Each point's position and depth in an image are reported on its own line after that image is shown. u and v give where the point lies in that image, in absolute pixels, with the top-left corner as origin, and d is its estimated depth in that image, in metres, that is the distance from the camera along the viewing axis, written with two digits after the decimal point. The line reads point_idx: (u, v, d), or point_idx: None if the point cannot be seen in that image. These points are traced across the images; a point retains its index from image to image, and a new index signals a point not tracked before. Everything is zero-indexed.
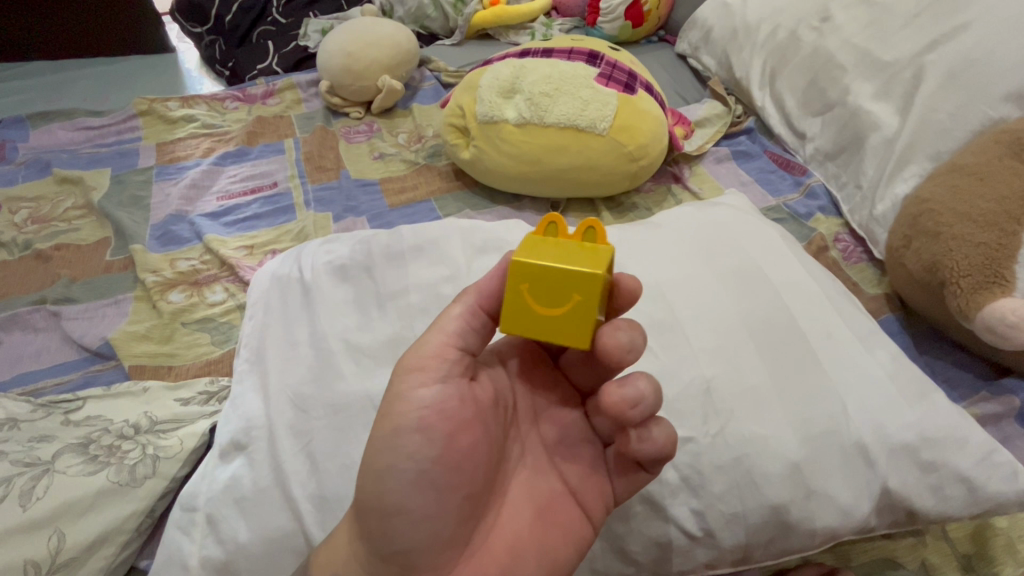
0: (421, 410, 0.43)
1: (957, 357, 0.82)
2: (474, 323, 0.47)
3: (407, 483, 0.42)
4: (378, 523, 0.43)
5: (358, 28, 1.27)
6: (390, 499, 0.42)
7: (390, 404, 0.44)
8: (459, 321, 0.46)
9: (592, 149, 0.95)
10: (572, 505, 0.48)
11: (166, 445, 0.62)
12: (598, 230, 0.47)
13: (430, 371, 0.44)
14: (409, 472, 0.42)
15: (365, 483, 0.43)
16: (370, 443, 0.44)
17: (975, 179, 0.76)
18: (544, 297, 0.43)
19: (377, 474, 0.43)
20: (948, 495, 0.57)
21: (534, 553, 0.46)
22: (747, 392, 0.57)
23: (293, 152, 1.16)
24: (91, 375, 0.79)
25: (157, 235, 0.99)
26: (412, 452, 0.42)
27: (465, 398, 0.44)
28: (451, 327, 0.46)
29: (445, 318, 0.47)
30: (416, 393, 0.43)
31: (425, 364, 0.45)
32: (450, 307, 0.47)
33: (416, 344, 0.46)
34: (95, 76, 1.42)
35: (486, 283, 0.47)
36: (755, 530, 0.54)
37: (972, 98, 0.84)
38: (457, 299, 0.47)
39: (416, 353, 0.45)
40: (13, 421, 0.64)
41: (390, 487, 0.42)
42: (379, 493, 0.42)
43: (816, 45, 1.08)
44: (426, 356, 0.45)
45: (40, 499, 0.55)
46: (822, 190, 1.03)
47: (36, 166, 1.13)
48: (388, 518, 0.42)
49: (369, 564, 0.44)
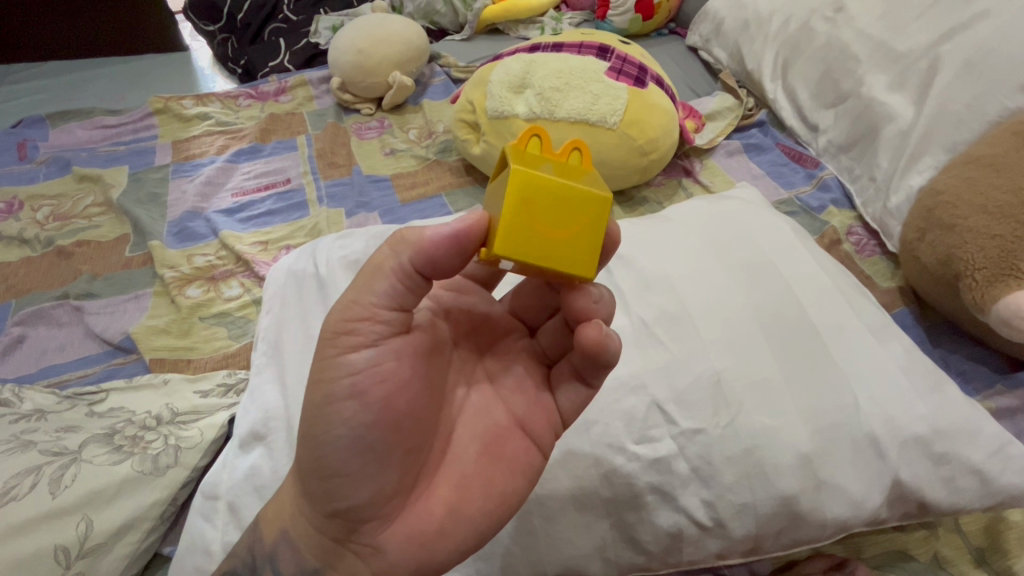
0: (353, 375, 0.40)
1: (972, 350, 0.81)
2: (408, 284, 0.41)
3: (345, 448, 0.41)
4: (321, 485, 0.42)
5: (368, 24, 1.27)
6: (328, 463, 0.41)
7: (319, 370, 0.41)
8: (390, 280, 0.41)
9: (603, 143, 0.96)
10: (521, 437, 0.47)
11: (187, 436, 0.64)
12: (584, 154, 0.44)
13: (359, 334, 0.40)
14: (343, 437, 0.41)
15: (303, 449, 0.42)
16: (302, 408, 0.42)
17: (991, 170, 0.75)
18: (550, 219, 0.37)
19: (314, 441, 0.41)
20: (961, 487, 0.57)
21: (482, 490, 0.45)
22: (759, 383, 0.57)
23: (306, 148, 1.18)
24: (113, 369, 0.81)
25: (174, 233, 1.01)
26: (343, 417, 0.40)
27: (400, 354, 0.42)
28: (381, 285, 0.41)
29: (374, 273, 0.41)
30: (346, 358, 0.40)
31: (354, 326, 0.40)
32: (381, 255, 0.41)
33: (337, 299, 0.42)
34: (111, 75, 1.44)
35: (430, 239, 0.39)
36: (766, 520, 0.54)
37: (989, 90, 0.83)
38: (387, 245, 0.41)
39: (340, 312, 0.41)
40: (40, 413, 0.67)
41: (326, 453, 0.41)
42: (315, 457, 0.41)
43: (829, 36, 1.07)
44: (347, 312, 0.41)
45: (69, 487, 0.57)
46: (834, 183, 1.03)
47: (57, 164, 1.15)
48: (330, 480, 0.42)
49: (320, 518, 0.44)
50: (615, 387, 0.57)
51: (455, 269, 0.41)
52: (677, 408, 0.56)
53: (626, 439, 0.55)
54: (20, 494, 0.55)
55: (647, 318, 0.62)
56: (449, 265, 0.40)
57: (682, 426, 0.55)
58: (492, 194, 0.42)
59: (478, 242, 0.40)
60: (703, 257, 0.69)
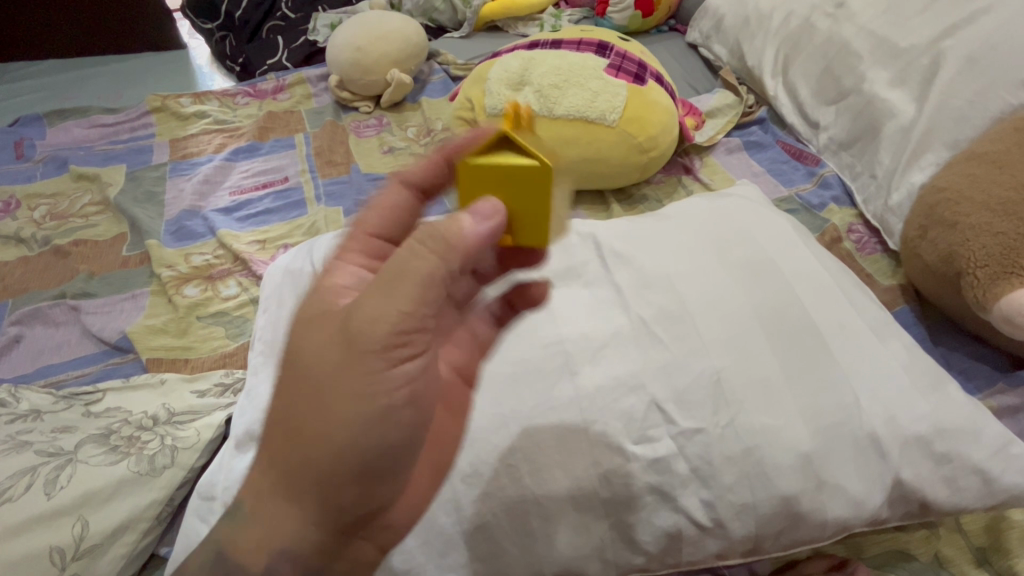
0: (408, 383, 0.42)
1: (973, 348, 0.81)
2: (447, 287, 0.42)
3: (393, 449, 0.43)
4: (358, 488, 0.43)
5: (366, 21, 1.27)
6: (374, 466, 0.43)
7: (370, 384, 0.41)
8: (437, 286, 0.41)
9: (601, 140, 0.95)
10: (464, 387, 0.54)
11: (184, 436, 0.64)
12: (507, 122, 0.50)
13: (413, 344, 0.41)
14: (394, 441, 0.43)
15: (346, 463, 0.42)
16: (338, 423, 0.41)
17: (994, 167, 0.74)
18: (557, 200, 0.46)
19: (362, 451, 0.42)
20: (963, 487, 0.56)
21: (446, 444, 0.52)
22: (759, 383, 0.57)
23: (304, 146, 1.17)
24: (110, 369, 0.80)
25: (172, 233, 1.00)
26: (401, 423, 0.43)
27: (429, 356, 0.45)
28: (426, 291, 0.40)
29: (421, 280, 0.40)
30: (399, 368, 0.41)
31: (407, 338, 0.41)
32: (428, 260, 0.40)
33: (370, 306, 0.40)
34: (108, 73, 1.44)
35: (473, 239, 0.41)
36: (766, 521, 0.54)
37: (991, 86, 0.83)
38: (429, 248, 0.40)
39: (393, 326, 0.40)
40: (36, 413, 0.66)
41: (376, 458, 0.43)
42: (362, 465, 0.42)
43: (830, 32, 1.06)
44: (402, 328, 0.40)
45: (64, 488, 0.56)
46: (835, 181, 1.02)
47: (54, 163, 1.15)
48: (368, 480, 0.44)
49: (333, 522, 0.44)
50: (613, 386, 0.57)
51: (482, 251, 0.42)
52: (675, 408, 0.56)
53: (625, 439, 0.54)
54: (15, 495, 0.55)
55: (645, 316, 0.62)
56: (480, 254, 0.42)
57: (681, 426, 0.55)
58: (493, 181, 0.42)
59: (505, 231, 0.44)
60: (702, 255, 0.68)
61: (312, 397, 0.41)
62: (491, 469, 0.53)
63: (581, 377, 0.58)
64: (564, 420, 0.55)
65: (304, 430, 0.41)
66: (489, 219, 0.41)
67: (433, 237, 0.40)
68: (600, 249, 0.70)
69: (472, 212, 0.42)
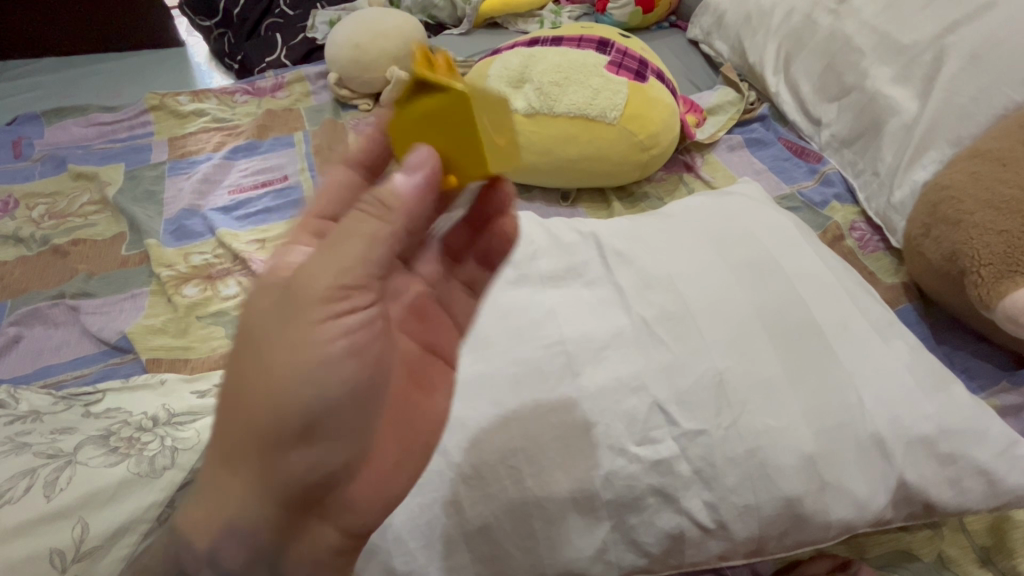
0: (346, 338, 0.43)
1: (977, 347, 0.80)
2: (380, 243, 0.43)
3: (337, 411, 0.44)
4: (301, 453, 0.44)
5: (366, 17, 1.26)
6: (316, 429, 0.43)
7: (303, 340, 0.42)
8: (373, 239, 0.43)
9: (602, 138, 0.95)
10: (438, 364, 0.55)
11: (184, 437, 0.64)
12: None
13: (349, 299, 0.43)
14: (334, 401, 0.43)
15: (281, 421, 0.42)
16: (273, 383, 0.42)
17: (998, 164, 0.74)
18: (495, 127, 0.47)
19: (301, 410, 0.42)
20: (967, 488, 0.56)
21: (413, 439, 0.51)
22: (761, 383, 0.57)
23: (303, 145, 1.17)
24: (110, 369, 0.80)
25: (170, 220, 1.02)
26: (344, 385, 0.43)
27: (377, 326, 0.46)
28: (355, 246, 0.43)
29: (353, 237, 0.43)
30: (337, 324, 0.43)
31: (341, 294, 0.42)
32: (368, 224, 0.43)
33: (313, 270, 0.42)
34: (106, 72, 1.43)
35: (401, 193, 0.43)
36: (768, 522, 0.53)
37: (996, 82, 0.82)
38: (367, 213, 0.44)
39: (330, 279, 0.42)
40: (36, 413, 0.66)
41: (319, 419, 0.43)
42: (304, 427, 0.43)
43: (833, 28, 1.05)
44: (338, 283, 0.42)
45: (64, 490, 0.56)
46: (837, 178, 1.02)
47: (52, 162, 1.14)
48: (313, 447, 0.44)
49: (274, 494, 0.44)
50: (616, 387, 0.56)
51: (425, 204, 0.45)
52: (678, 409, 0.55)
53: (627, 441, 0.54)
54: (14, 498, 0.54)
55: (647, 317, 0.62)
56: (420, 208, 0.45)
57: (683, 427, 0.54)
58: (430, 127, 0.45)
59: (445, 169, 0.46)
60: (702, 254, 0.68)
61: (257, 358, 0.43)
62: (492, 470, 0.53)
63: (582, 378, 0.57)
64: (567, 421, 0.55)
65: (251, 397, 0.42)
66: (420, 168, 0.44)
67: (375, 205, 0.44)
68: (601, 248, 0.70)
69: (403, 166, 0.45)
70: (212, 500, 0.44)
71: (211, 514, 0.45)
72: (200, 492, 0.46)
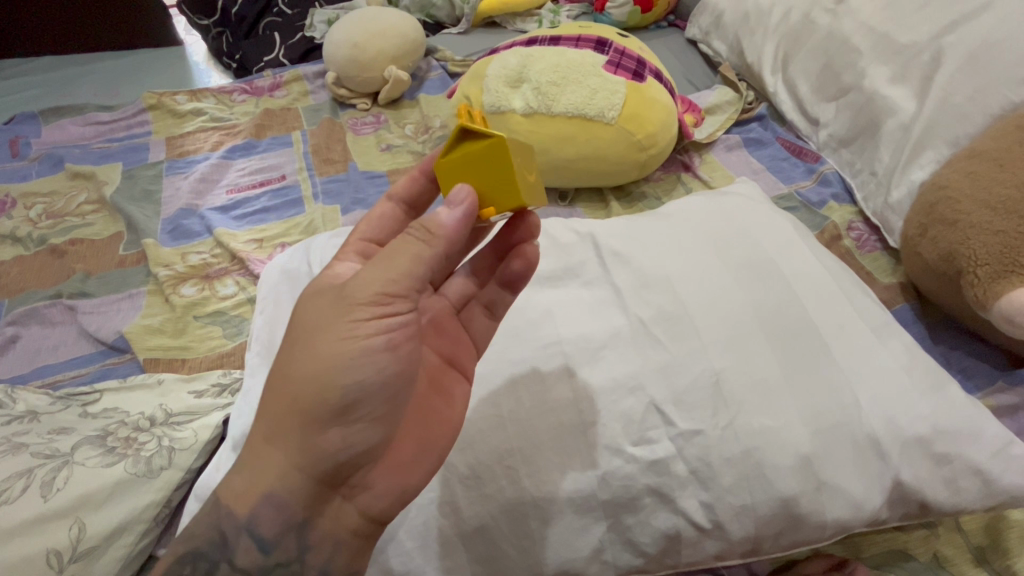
0: (386, 335, 0.46)
1: (974, 347, 0.80)
2: (425, 260, 0.46)
3: (371, 397, 0.47)
4: (335, 433, 0.47)
5: (364, 16, 1.25)
6: (349, 409, 0.46)
7: (348, 336, 0.46)
8: (418, 255, 0.46)
9: (601, 138, 0.94)
10: (455, 373, 0.57)
11: (181, 437, 0.63)
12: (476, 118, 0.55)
13: (391, 305, 0.46)
14: (369, 386, 0.47)
15: (320, 401, 0.46)
16: (318, 369, 0.46)
17: (995, 165, 0.74)
18: (524, 163, 0.49)
19: (338, 393, 0.46)
20: (962, 488, 0.56)
21: (432, 436, 0.53)
22: (758, 384, 0.57)
23: (301, 144, 1.17)
24: (107, 369, 0.80)
25: (170, 215, 1.03)
26: (380, 374, 0.47)
27: (411, 330, 0.48)
28: (399, 262, 0.46)
29: (399, 252, 0.46)
30: (378, 324, 0.46)
31: (387, 300, 0.46)
32: (414, 246, 0.46)
33: (364, 274, 0.46)
34: (104, 71, 1.43)
35: (445, 223, 0.46)
36: (764, 522, 0.54)
37: (993, 82, 0.82)
38: (413, 237, 0.46)
39: (380, 285, 0.46)
40: (33, 414, 0.66)
41: (353, 402, 0.46)
42: (339, 409, 0.46)
43: (831, 27, 1.05)
44: (386, 290, 0.46)
45: (61, 490, 0.56)
46: (835, 178, 1.02)
47: (50, 161, 1.14)
48: (346, 427, 0.47)
49: (305, 471, 0.47)
50: (613, 388, 0.56)
51: (463, 234, 0.46)
52: (674, 409, 0.55)
53: (623, 441, 0.54)
54: (12, 497, 0.55)
55: (644, 318, 0.62)
56: (460, 235, 0.46)
57: (680, 428, 0.54)
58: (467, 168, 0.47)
59: (483, 204, 0.48)
60: (700, 254, 0.68)
61: (305, 348, 0.46)
62: (488, 470, 0.53)
63: (579, 379, 0.57)
64: (563, 422, 0.55)
65: (297, 379, 0.46)
66: (463, 204, 0.46)
67: (419, 229, 0.46)
68: (599, 248, 0.70)
69: (447, 200, 0.46)
70: (251, 471, 0.48)
71: (247, 487, 0.48)
72: (240, 465, 0.49)
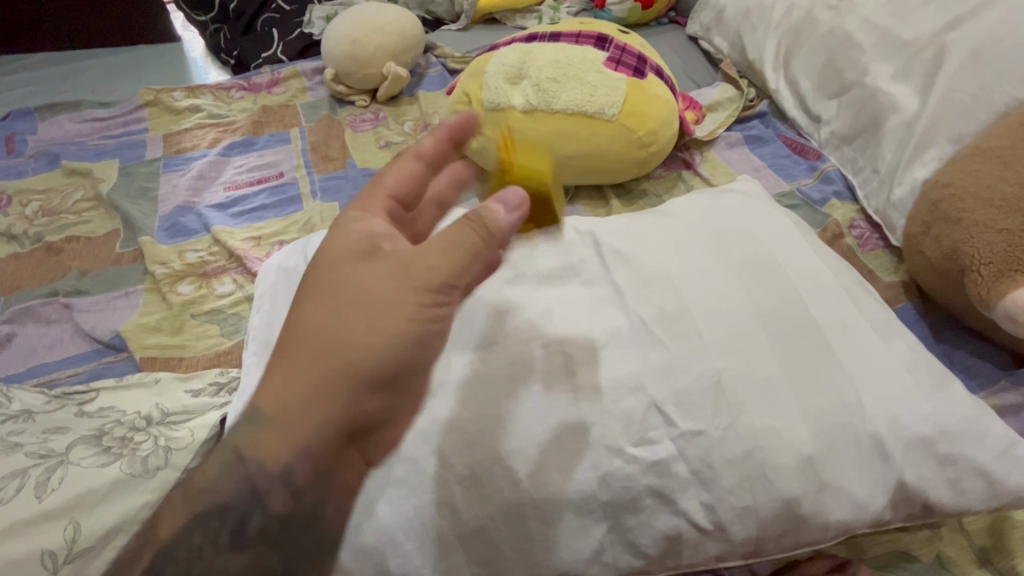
0: (441, 321, 0.50)
1: (977, 345, 0.80)
2: (479, 255, 0.50)
3: (409, 371, 0.49)
4: (374, 401, 0.48)
5: (363, 12, 1.24)
6: (393, 380, 0.48)
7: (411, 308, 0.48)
8: (475, 249, 0.50)
9: (601, 135, 0.94)
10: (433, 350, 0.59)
11: (178, 437, 0.63)
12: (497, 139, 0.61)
13: (448, 288, 0.49)
14: (413, 360, 0.49)
15: (377, 370, 0.47)
16: (378, 335, 0.47)
17: (999, 162, 0.73)
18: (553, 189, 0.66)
19: (391, 362, 0.48)
20: (966, 489, 0.56)
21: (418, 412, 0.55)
22: (760, 383, 0.56)
23: (299, 141, 1.16)
24: (103, 367, 0.79)
25: (168, 176, 1.09)
26: (427, 349, 0.49)
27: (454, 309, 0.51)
28: (456, 252, 0.49)
29: (462, 242, 0.50)
30: (439, 305, 0.49)
31: (446, 287, 0.49)
32: (472, 237, 0.50)
33: (431, 258, 0.49)
34: (101, 67, 1.42)
35: (503, 224, 0.52)
36: (766, 524, 0.53)
37: (997, 79, 0.81)
38: (475, 232, 0.50)
39: (445, 272, 0.49)
40: (28, 412, 0.65)
41: (399, 375, 0.49)
42: (389, 378, 0.48)
43: (833, 24, 1.05)
44: (453, 275, 0.49)
45: (55, 490, 0.55)
46: (837, 176, 1.01)
47: (45, 158, 1.13)
48: (383, 396, 0.49)
49: (340, 436, 0.47)
50: (614, 387, 0.56)
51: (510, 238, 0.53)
52: (676, 410, 0.55)
53: (624, 442, 0.54)
54: (6, 498, 0.54)
55: (644, 317, 0.61)
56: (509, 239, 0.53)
57: (681, 428, 0.54)
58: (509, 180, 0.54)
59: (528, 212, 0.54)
60: (702, 252, 0.67)
61: (364, 311, 0.47)
62: (487, 471, 0.52)
63: (580, 379, 0.57)
64: (563, 422, 0.54)
65: (354, 341, 0.46)
66: (516, 208, 0.53)
67: (485, 232, 0.51)
68: (599, 246, 0.69)
69: (504, 203, 0.53)
70: (278, 432, 0.46)
71: (274, 445, 0.46)
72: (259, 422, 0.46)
